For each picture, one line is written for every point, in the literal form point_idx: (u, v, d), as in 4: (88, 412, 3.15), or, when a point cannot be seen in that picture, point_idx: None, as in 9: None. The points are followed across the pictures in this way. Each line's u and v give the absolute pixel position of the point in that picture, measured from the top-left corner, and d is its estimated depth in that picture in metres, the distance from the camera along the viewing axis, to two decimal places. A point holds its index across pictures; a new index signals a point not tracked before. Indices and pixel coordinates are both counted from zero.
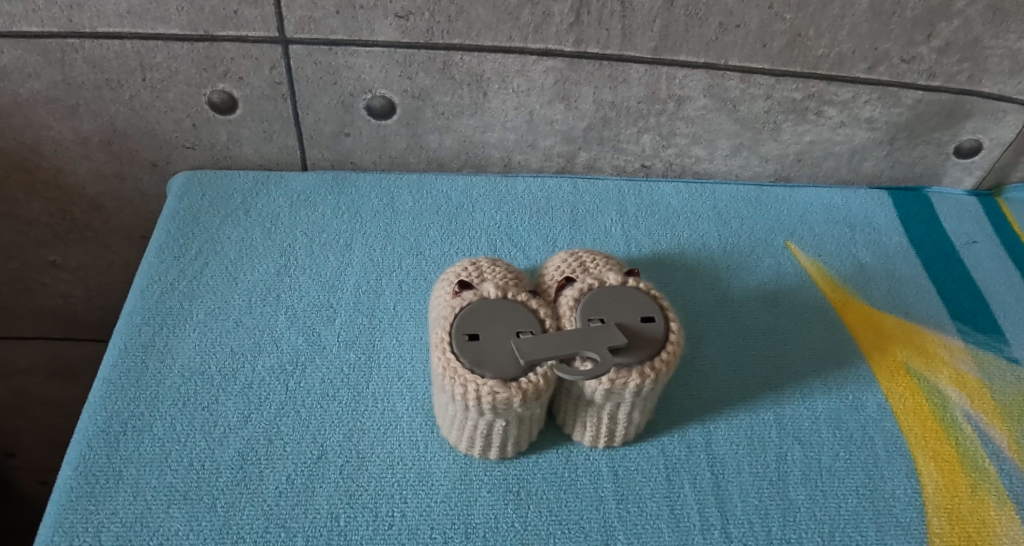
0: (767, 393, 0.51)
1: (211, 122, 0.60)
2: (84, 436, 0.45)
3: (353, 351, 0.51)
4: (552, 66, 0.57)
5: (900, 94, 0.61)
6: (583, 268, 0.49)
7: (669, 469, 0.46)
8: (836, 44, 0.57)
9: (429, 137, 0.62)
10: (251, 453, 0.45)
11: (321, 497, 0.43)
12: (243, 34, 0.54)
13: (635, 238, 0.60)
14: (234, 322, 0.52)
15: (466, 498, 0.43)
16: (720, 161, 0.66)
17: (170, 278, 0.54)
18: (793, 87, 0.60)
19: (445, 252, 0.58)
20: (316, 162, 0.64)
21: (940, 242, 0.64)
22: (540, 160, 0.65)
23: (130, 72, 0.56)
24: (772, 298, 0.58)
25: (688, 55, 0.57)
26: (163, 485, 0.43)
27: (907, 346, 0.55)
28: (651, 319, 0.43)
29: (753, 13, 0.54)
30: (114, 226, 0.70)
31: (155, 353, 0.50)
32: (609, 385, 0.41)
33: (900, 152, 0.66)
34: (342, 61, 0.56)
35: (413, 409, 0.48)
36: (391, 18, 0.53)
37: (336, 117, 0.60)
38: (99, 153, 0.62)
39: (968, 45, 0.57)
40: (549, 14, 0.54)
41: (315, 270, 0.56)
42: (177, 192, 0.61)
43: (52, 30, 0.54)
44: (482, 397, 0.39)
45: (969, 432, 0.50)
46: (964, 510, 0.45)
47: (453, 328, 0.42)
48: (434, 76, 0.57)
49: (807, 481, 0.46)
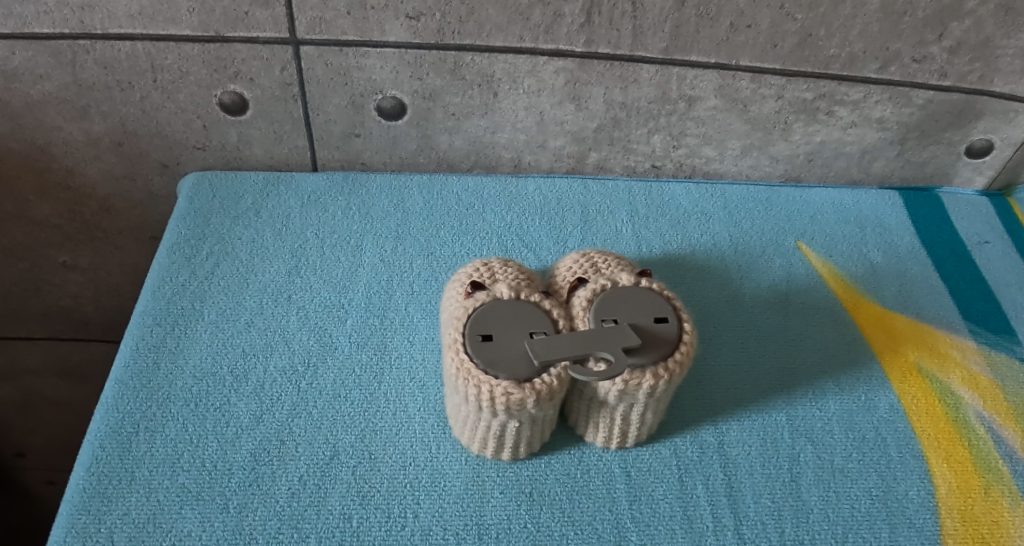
0: (780, 394, 0.51)
1: (221, 123, 0.60)
2: (97, 437, 0.45)
3: (364, 351, 0.51)
4: (563, 67, 0.57)
5: (911, 94, 0.61)
6: (595, 269, 0.49)
7: (682, 470, 0.46)
8: (847, 44, 0.57)
9: (439, 138, 0.62)
10: (263, 454, 0.45)
11: (333, 498, 0.43)
12: (254, 35, 0.54)
13: (646, 238, 0.60)
14: (246, 323, 0.52)
15: (479, 498, 0.43)
16: (730, 161, 0.66)
17: (182, 279, 0.55)
18: (803, 87, 0.59)
19: (456, 252, 0.58)
20: (326, 162, 0.64)
21: (951, 242, 0.64)
22: (550, 160, 0.65)
23: (140, 72, 0.57)
24: (782, 298, 0.58)
25: (698, 55, 0.57)
26: (176, 486, 0.43)
27: (919, 347, 0.55)
28: (664, 320, 0.43)
29: (764, 13, 0.54)
30: (124, 227, 0.70)
31: (166, 353, 0.50)
32: (623, 385, 0.41)
33: (911, 152, 0.66)
34: (352, 62, 0.56)
35: (425, 410, 0.48)
36: (402, 18, 0.53)
37: (346, 118, 0.60)
38: (110, 154, 0.63)
39: (979, 45, 0.57)
40: (560, 14, 0.54)
41: (325, 270, 0.56)
42: (187, 193, 0.61)
43: (64, 32, 0.54)
44: (496, 397, 0.39)
45: (982, 433, 0.50)
46: (977, 511, 0.45)
47: (466, 328, 0.42)
48: (445, 77, 0.57)
49: (820, 482, 0.46)
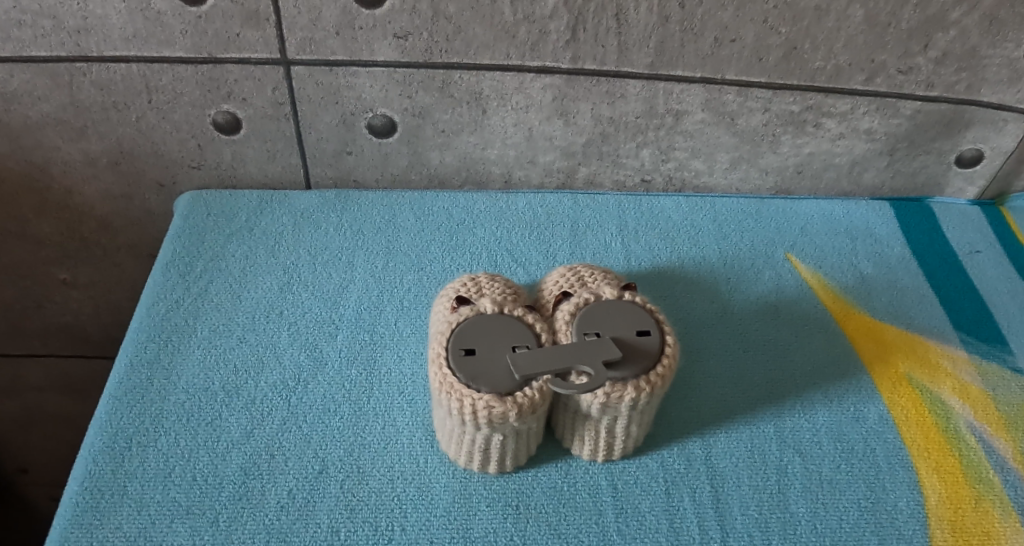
0: (768, 405, 0.51)
1: (215, 142, 0.61)
2: (90, 452, 0.46)
3: (354, 366, 0.52)
4: (550, 83, 0.58)
5: (898, 106, 0.61)
6: (581, 282, 0.50)
7: (669, 482, 0.46)
8: (832, 56, 0.57)
9: (430, 154, 0.63)
10: (253, 468, 0.45)
11: (322, 511, 0.43)
12: (245, 56, 0.55)
13: (635, 252, 0.61)
14: (238, 338, 0.53)
15: (465, 512, 0.44)
16: (720, 175, 0.66)
17: (176, 296, 0.55)
18: (790, 100, 0.60)
19: (446, 268, 0.58)
20: (319, 180, 0.65)
21: (942, 251, 0.64)
22: (541, 176, 0.65)
23: (136, 93, 0.58)
24: (772, 310, 0.58)
25: (684, 70, 0.57)
26: (167, 501, 0.44)
27: (909, 358, 0.55)
28: (646, 333, 0.44)
29: (748, 27, 0.55)
30: (122, 244, 0.71)
31: (159, 369, 0.51)
32: (605, 398, 0.41)
33: (901, 162, 0.66)
34: (342, 81, 0.57)
35: (414, 424, 0.48)
36: (390, 38, 0.54)
37: (337, 135, 0.61)
38: (107, 174, 0.64)
39: (965, 54, 0.58)
40: (546, 32, 0.54)
41: (317, 286, 0.57)
42: (182, 211, 0.62)
43: (61, 55, 0.55)
44: (479, 411, 0.40)
45: (973, 443, 0.50)
46: (967, 522, 0.45)
47: (450, 343, 0.43)
48: (434, 95, 0.58)
49: (808, 494, 0.46)
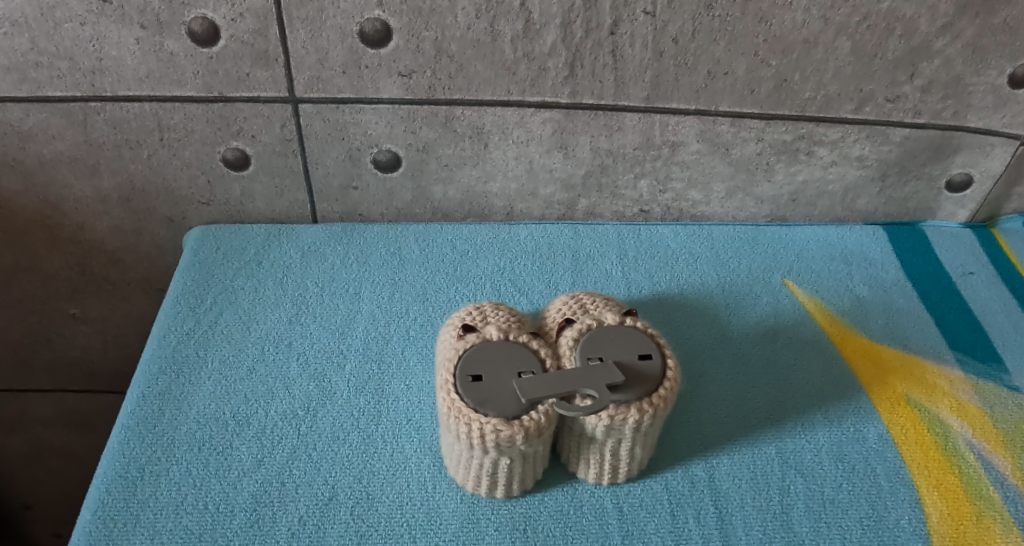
0: (769, 427, 0.52)
1: (225, 178, 0.63)
2: (103, 481, 0.47)
3: (363, 395, 0.53)
4: (549, 117, 0.60)
5: (888, 133, 0.63)
6: (583, 309, 0.51)
7: (674, 504, 0.46)
8: (821, 87, 0.59)
9: (433, 188, 0.65)
10: (264, 496, 0.46)
11: (332, 537, 0.44)
12: (255, 94, 0.58)
13: (635, 279, 0.62)
14: (248, 369, 0.54)
15: (474, 536, 0.44)
16: (717, 204, 0.68)
17: (186, 327, 0.56)
18: (782, 129, 0.62)
19: (451, 297, 0.60)
20: (327, 214, 0.67)
21: (936, 273, 0.65)
22: (541, 208, 0.67)
23: (148, 132, 0.60)
24: (771, 334, 0.59)
25: (679, 102, 0.60)
26: (179, 528, 0.44)
27: (907, 379, 0.56)
28: (647, 356, 0.45)
29: (739, 60, 0.57)
30: (131, 279, 0.72)
31: (171, 400, 0.51)
32: (609, 420, 0.42)
33: (892, 188, 0.68)
34: (349, 118, 0.59)
35: (422, 451, 0.49)
36: (394, 76, 0.57)
37: (343, 170, 0.63)
38: (118, 210, 0.66)
39: (950, 82, 0.60)
40: (545, 68, 0.57)
41: (325, 317, 0.58)
42: (192, 245, 0.63)
43: (76, 95, 0.57)
44: (486, 435, 0.41)
45: (972, 460, 0.50)
46: (969, 538, 0.46)
47: (457, 369, 0.44)
48: (437, 130, 0.60)
49: (811, 514, 0.46)
